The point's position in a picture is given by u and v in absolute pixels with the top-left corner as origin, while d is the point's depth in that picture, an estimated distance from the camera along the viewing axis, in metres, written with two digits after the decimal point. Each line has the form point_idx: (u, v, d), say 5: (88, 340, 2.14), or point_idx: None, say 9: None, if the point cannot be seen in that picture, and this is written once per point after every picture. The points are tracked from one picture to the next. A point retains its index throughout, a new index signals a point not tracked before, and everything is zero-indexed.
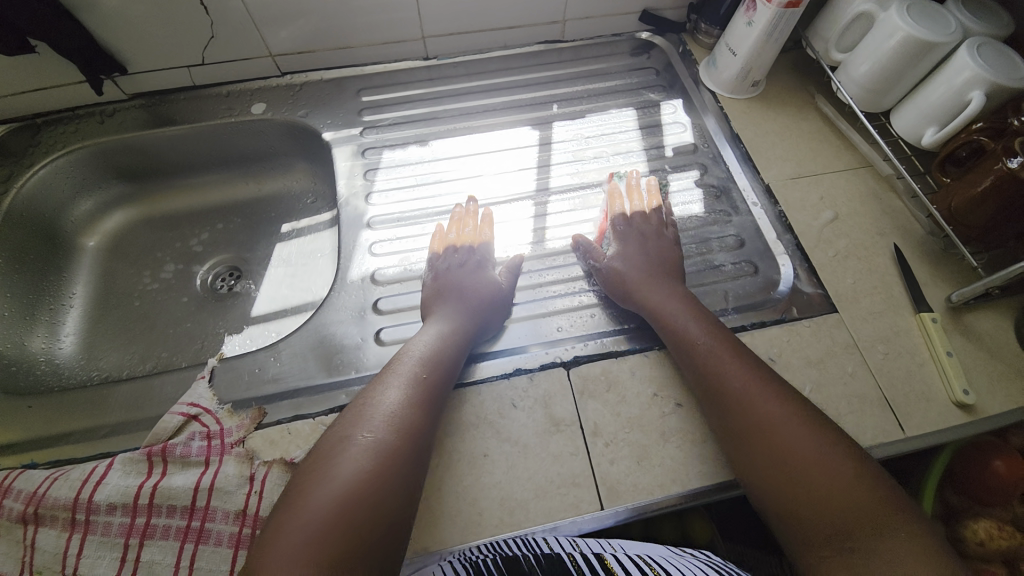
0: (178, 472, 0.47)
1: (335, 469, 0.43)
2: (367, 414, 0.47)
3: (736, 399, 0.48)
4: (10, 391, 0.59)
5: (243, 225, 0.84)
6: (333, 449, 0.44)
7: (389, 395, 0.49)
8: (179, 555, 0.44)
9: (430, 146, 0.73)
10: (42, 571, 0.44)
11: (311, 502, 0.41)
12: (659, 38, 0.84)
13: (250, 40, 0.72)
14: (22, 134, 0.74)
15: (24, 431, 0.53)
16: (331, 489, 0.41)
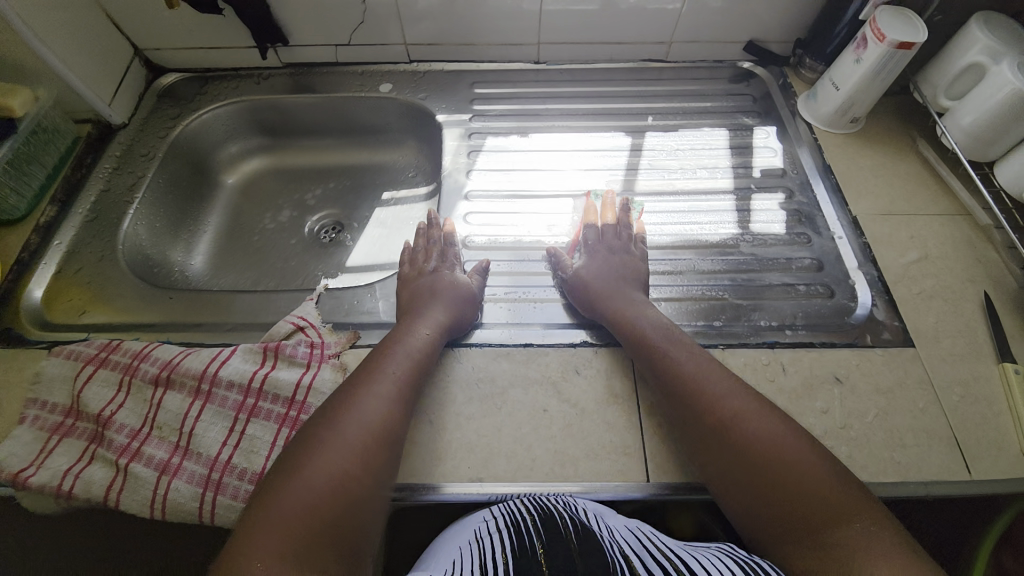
0: (284, 369, 0.55)
1: (361, 399, 0.50)
2: (384, 361, 0.54)
3: (705, 402, 0.50)
4: (157, 285, 0.71)
5: (351, 188, 0.94)
6: (356, 384, 0.51)
7: (399, 348, 0.55)
8: (275, 435, 0.51)
9: (529, 137, 0.80)
10: (164, 426, 0.52)
11: (342, 421, 0.48)
12: (760, 70, 0.88)
13: (392, 29, 0.83)
14: (193, 83, 0.88)
15: (164, 316, 0.63)
16: (357, 415, 0.48)
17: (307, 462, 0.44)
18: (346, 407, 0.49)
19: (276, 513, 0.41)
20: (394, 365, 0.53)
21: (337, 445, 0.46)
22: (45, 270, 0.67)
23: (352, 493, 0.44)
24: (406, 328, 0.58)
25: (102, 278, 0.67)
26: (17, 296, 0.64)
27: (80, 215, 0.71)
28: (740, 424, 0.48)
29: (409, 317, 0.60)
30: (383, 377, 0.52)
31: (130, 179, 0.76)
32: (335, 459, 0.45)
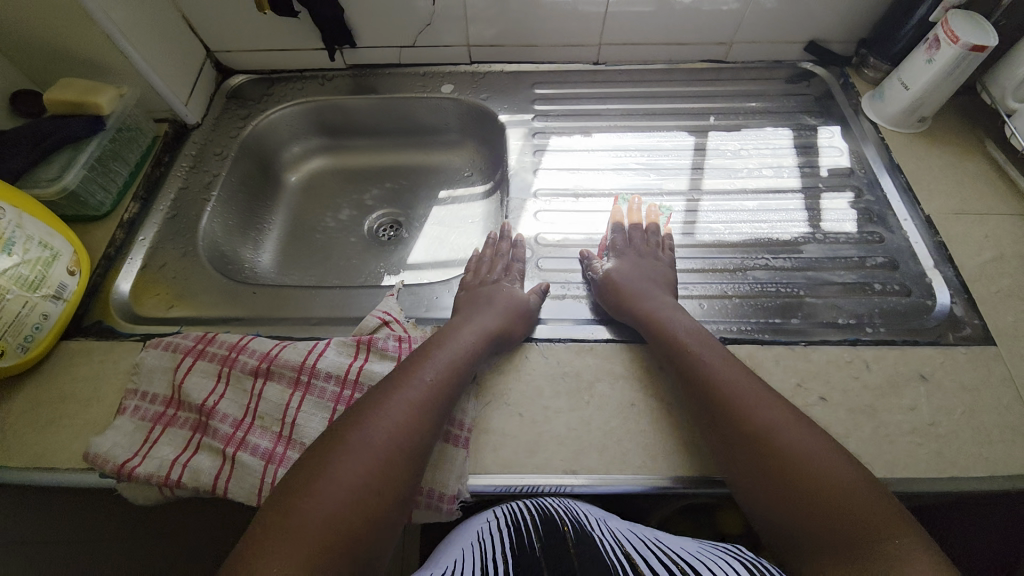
0: (377, 361, 0.56)
1: (394, 405, 0.49)
2: (421, 364, 0.53)
3: (719, 396, 0.51)
4: (234, 280, 0.73)
5: (408, 188, 0.96)
6: (391, 388, 0.50)
7: (440, 354, 0.55)
8: None
9: (593, 137, 0.81)
10: (266, 416, 0.53)
11: (370, 427, 0.47)
12: (820, 69, 0.88)
13: (456, 31, 0.85)
14: (260, 85, 0.90)
15: (250, 311, 0.65)
16: (388, 421, 0.47)
17: (331, 467, 0.44)
18: (376, 412, 0.48)
19: (298, 517, 0.41)
20: (432, 370, 0.53)
21: (365, 452, 0.45)
22: (132, 266, 0.68)
23: (375, 501, 0.43)
24: (450, 334, 0.57)
25: (187, 273, 0.69)
26: (106, 290, 0.66)
27: (161, 212, 0.74)
28: (754, 420, 0.49)
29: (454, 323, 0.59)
30: (418, 383, 0.51)
31: (206, 178, 0.78)
32: (357, 465, 0.44)
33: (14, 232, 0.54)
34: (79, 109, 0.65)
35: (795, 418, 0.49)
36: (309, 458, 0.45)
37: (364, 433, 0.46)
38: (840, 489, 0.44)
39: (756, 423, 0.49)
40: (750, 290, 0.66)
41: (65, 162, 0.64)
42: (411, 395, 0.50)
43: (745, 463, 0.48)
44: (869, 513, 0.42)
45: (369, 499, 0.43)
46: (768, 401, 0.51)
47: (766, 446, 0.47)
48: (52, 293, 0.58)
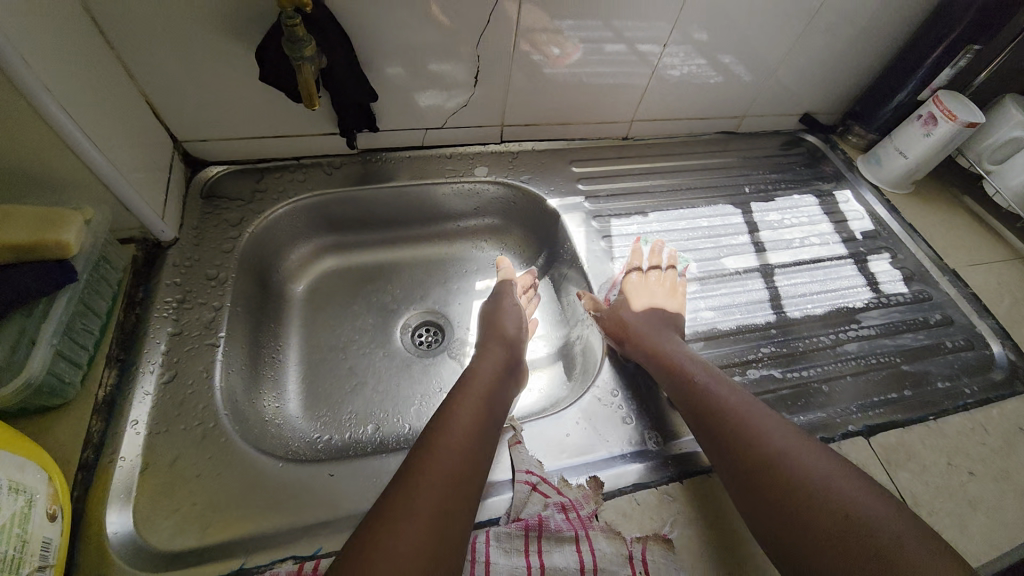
0: (555, 549, 0.44)
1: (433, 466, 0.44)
2: (450, 419, 0.49)
3: (742, 442, 0.49)
4: (272, 451, 0.55)
5: (438, 282, 0.83)
6: (420, 451, 0.46)
7: (467, 404, 0.52)
8: None
9: (651, 217, 0.79)
10: None
11: (414, 495, 0.42)
12: (812, 137, 0.97)
13: (492, 111, 0.76)
14: (245, 179, 0.72)
15: (336, 506, 0.47)
16: (427, 483, 0.43)
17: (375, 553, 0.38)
18: (417, 476, 0.43)
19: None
20: (459, 423, 0.49)
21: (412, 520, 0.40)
22: (129, 471, 0.47)
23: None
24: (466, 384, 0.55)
25: (220, 460, 0.49)
26: (96, 523, 0.43)
27: (154, 375, 0.53)
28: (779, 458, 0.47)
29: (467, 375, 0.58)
30: (449, 438, 0.47)
31: (203, 313, 0.59)
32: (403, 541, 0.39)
33: None
34: (34, 252, 0.44)
35: (817, 456, 0.47)
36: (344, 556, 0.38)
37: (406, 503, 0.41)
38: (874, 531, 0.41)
39: (788, 464, 0.46)
40: (859, 366, 0.66)
41: (13, 337, 0.42)
42: (453, 449, 0.46)
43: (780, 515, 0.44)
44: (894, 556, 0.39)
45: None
46: (786, 429, 0.50)
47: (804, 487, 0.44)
48: (33, 565, 0.36)
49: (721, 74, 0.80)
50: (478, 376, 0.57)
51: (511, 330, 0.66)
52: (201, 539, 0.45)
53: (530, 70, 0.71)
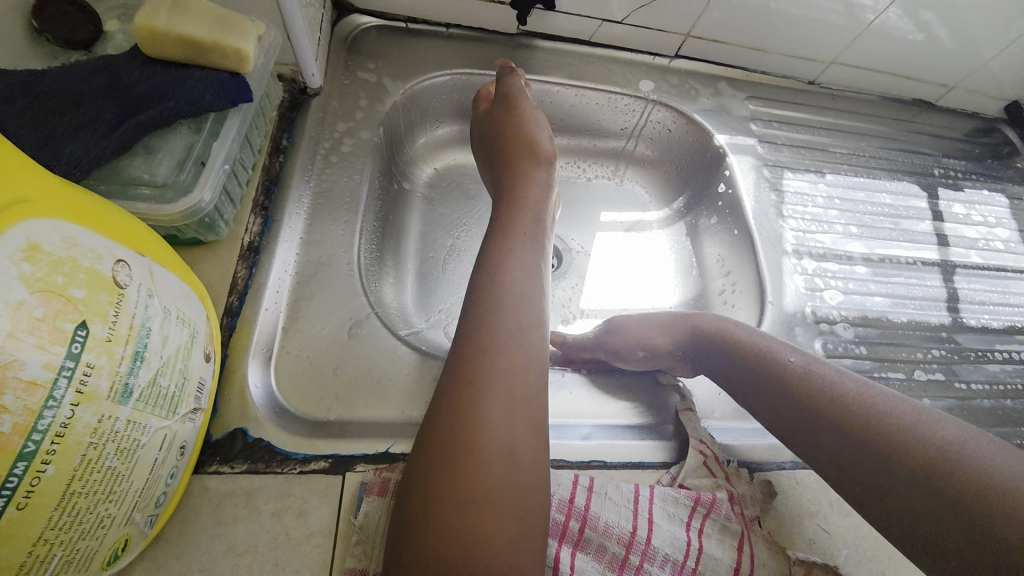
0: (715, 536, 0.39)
1: (510, 324, 0.38)
2: (512, 265, 0.41)
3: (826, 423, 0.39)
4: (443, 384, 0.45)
5: (565, 200, 0.74)
6: (494, 314, 0.38)
7: (522, 218, 0.46)
8: None
9: (827, 178, 0.68)
10: None
11: (497, 348, 0.36)
12: (1012, 130, 0.83)
13: (683, 16, 0.64)
14: (389, 37, 0.63)
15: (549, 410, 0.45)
16: (514, 275, 0.41)
17: (483, 402, 0.34)
18: (504, 339, 0.37)
19: (453, 505, 0.31)
20: (523, 275, 0.41)
21: (513, 401, 0.34)
22: (269, 328, 0.43)
23: (529, 480, 0.33)
24: (527, 207, 0.47)
25: (361, 340, 0.45)
26: (236, 370, 0.40)
27: (297, 233, 0.48)
28: (822, 396, 0.40)
29: (530, 200, 0.48)
30: (513, 294, 0.39)
31: (342, 177, 0.53)
32: (514, 422, 0.34)
33: (147, 312, 0.28)
34: (208, 57, 0.37)
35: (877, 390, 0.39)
36: (439, 403, 0.35)
37: (492, 366, 0.35)
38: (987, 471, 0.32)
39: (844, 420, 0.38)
40: None
41: (179, 153, 0.37)
42: (524, 301, 0.39)
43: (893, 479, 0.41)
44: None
45: (523, 469, 0.33)
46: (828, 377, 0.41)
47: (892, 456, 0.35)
48: (192, 405, 0.33)
49: (955, 32, 0.66)
50: (532, 184, 0.50)
51: (545, 143, 0.52)
52: (333, 413, 0.41)
53: None
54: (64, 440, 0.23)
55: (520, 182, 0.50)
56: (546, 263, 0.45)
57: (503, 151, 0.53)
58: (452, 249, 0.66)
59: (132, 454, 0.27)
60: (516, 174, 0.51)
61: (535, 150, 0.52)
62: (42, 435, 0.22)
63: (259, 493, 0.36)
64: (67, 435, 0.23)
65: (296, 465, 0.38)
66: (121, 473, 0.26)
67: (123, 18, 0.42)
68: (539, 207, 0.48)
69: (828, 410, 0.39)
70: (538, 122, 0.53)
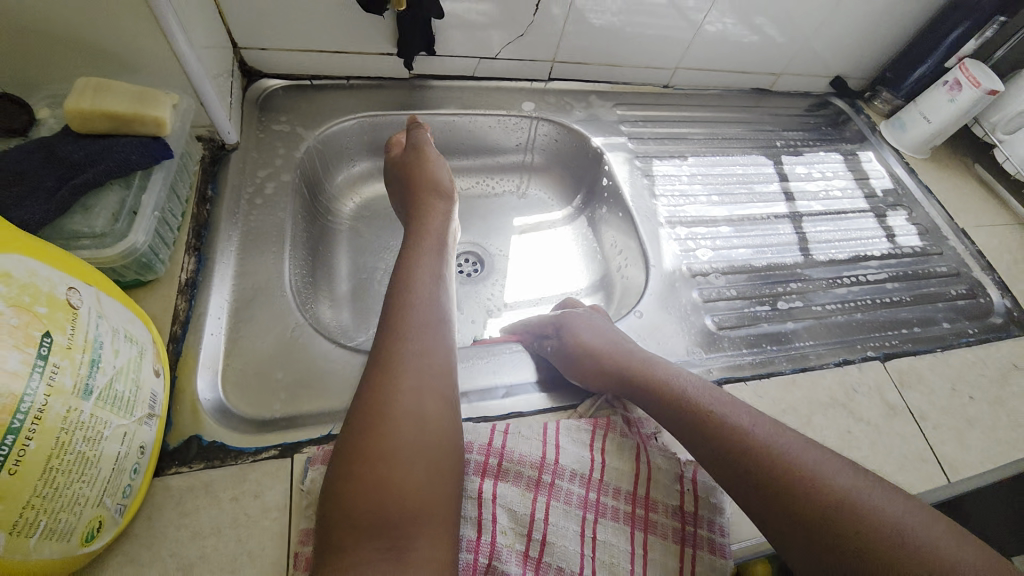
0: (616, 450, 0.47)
1: (420, 320, 0.46)
2: (420, 273, 0.51)
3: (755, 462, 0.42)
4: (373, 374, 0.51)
5: (479, 213, 0.85)
6: (404, 313, 0.46)
7: (427, 241, 0.56)
8: (632, 542, 0.44)
9: (689, 161, 0.82)
10: (507, 532, 0.42)
11: (410, 338, 0.44)
12: (838, 101, 1.00)
13: (545, 45, 0.77)
14: (297, 93, 0.72)
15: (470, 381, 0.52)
16: (421, 281, 0.50)
17: (397, 379, 0.41)
18: (418, 329, 0.45)
19: (372, 465, 0.37)
20: (429, 281, 0.50)
21: (420, 382, 0.42)
22: (213, 349, 0.49)
23: (439, 443, 0.40)
24: (428, 235, 0.57)
25: (297, 348, 0.52)
26: (184, 387, 0.46)
27: (229, 267, 0.54)
28: (727, 435, 0.43)
29: (432, 228, 0.59)
30: (423, 295, 0.48)
31: (266, 215, 0.60)
32: (422, 397, 0.41)
33: (99, 329, 0.35)
34: (131, 126, 0.45)
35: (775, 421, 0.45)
36: (365, 383, 0.42)
37: (403, 353, 0.43)
38: (857, 500, 0.38)
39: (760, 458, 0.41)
40: (875, 301, 0.72)
41: (113, 207, 0.43)
42: (432, 300, 0.48)
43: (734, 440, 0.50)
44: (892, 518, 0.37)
45: (432, 434, 0.40)
46: (740, 412, 0.45)
47: (784, 487, 0.40)
48: (146, 411, 0.39)
49: (762, 31, 0.83)
50: (432, 215, 0.60)
51: (446, 180, 0.63)
52: (278, 411, 0.47)
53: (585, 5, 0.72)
54: (42, 422, 0.29)
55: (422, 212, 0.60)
56: (449, 270, 0.55)
57: (414, 193, 0.62)
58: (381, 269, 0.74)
59: (97, 443, 0.33)
60: (420, 208, 0.61)
61: (437, 184, 0.62)
62: (24, 414, 0.28)
63: (216, 483, 0.41)
64: (44, 418, 0.29)
65: (248, 456, 0.43)
66: (89, 458, 0.32)
67: (50, 104, 0.49)
68: (440, 231, 0.59)
69: (741, 449, 0.42)
70: (440, 160, 0.63)
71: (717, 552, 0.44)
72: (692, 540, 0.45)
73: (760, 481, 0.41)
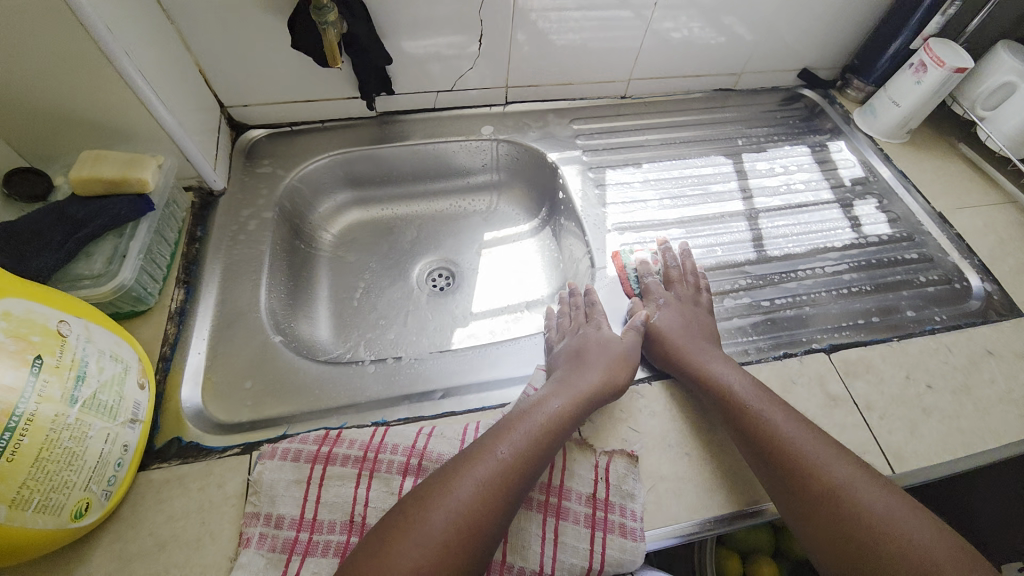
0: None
1: (520, 429, 0.50)
2: (552, 398, 0.54)
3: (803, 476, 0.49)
4: (328, 380, 0.59)
5: (450, 231, 0.93)
6: (509, 422, 0.51)
7: (581, 370, 0.57)
8: (544, 526, 0.50)
9: (644, 167, 0.85)
10: None
11: (498, 446, 0.49)
12: (809, 92, 1.00)
13: (496, 73, 0.84)
14: (278, 139, 0.83)
15: (413, 385, 0.59)
16: (549, 403, 0.53)
17: (463, 475, 0.46)
18: (507, 437, 0.50)
19: (387, 567, 0.41)
20: (561, 402, 0.54)
21: (480, 483, 0.46)
22: (195, 365, 0.58)
23: (450, 564, 0.43)
24: (579, 369, 0.58)
25: (266, 362, 0.60)
26: (170, 397, 0.55)
27: (212, 294, 0.64)
28: (809, 473, 0.49)
29: (592, 362, 0.58)
30: (533, 413, 0.52)
31: (246, 249, 0.70)
32: (470, 495, 0.45)
33: (85, 351, 0.44)
34: (121, 188, 0.55)
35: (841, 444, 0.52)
36: (439, 470, 0.48)
37: (481, 457, 0.48)
38: (908, 544, 0.44)
39: (814, 487, 0.49)
40: (831, 293, 0.71)
41: (108, 253, 0.54)
42: (539, 416, 0.52)
43: (695, 430, 0.56)
44: (878, 517, 0.46)
45: (447, 554, 0.43)
46: (801, 420, 0.53)
47: (826, 501, 0.48)
48: (129, 416, 0.47)
49: (710, 35, 0.85)
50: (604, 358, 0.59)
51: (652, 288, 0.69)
52: (245, 416, 0.56)
53: (526, 33, 0.78)
54: (33, 423, 0.38)
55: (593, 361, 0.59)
56: (580, 414, 0.54)
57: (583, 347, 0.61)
58: (359, 289, 0.83)
59: (83, 440, 0.42)
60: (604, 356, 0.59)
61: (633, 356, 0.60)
62: (19, 417, 0.37)
63: (188, 476, 0.50)
64: (35, 419, 0.38)
65: (215, 453, 0.52)
66: (75, 451, 0.41)
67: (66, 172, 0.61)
68: (585, 379, 0.56)
69: (814, 488, 0.49)
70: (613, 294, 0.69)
71: (625, 536, 0.49)
72: (603, 525, 0.50)
73: (805, 504, 0.48)
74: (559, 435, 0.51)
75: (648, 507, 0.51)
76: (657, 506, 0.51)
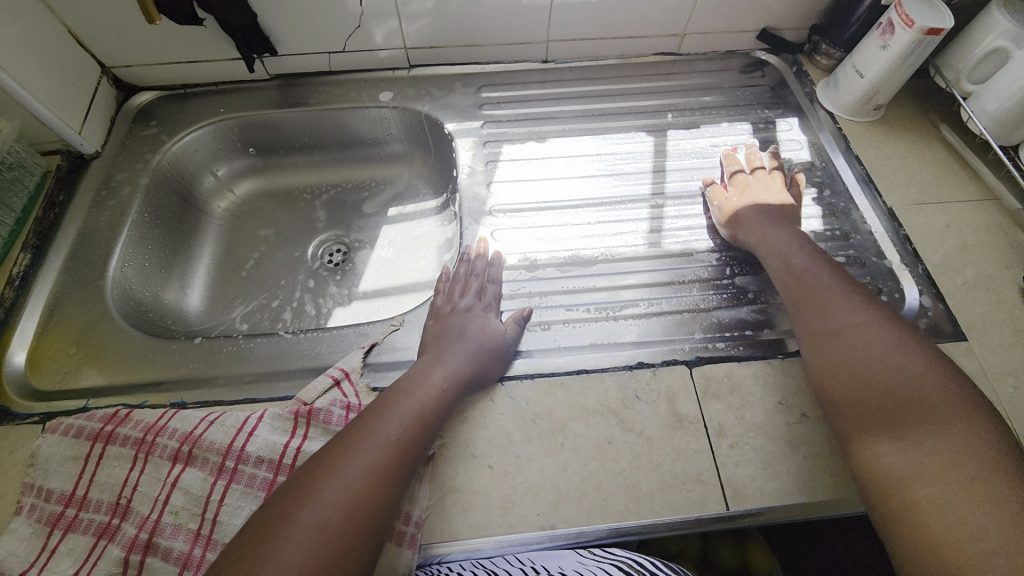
0: (319, 437, 0.49)
1: (370, 438, 0.45)
2: (403, 398, 0.49)
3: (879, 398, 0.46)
4: (148, 354, 0.58)
5: (352, 205, 0.87)
6: (358, 429, 0.46)
7: (445, 359, 0.54)
8: None
9: (547, 143, 0.76)
10: (180, 512, 0.46)
11: (346, 458, 0.43)
12: (773, 58, 0.85)
13: (390, 33, 0.77)
14: (167, 102, 0.80)
15: (227, 367, 0.57)
16: (397, 399, 0.49)
17: (307, 498, 0.40)
18: (358, 444, 0.44)
19: (277, 554, 0.36)
20: (412, 402, 0.49)
21: (331, 508, 0.39)
22: (26, 328, 0.59)
23: (376, 503, 0.42)
24: (445, 356, 0.54)
25: (94, 331, 0.60)
26: None
27: (58, 260, 0.65)
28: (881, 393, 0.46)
29: (463, 345, 0.55)
30: (389, 418, 0.47)
31: (104, 217, 0.69)
32: (320, 521, 0.39)
33: None
34: None
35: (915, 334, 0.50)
36: (280, 492, 0.41)
37: (329, 472, 0.42)
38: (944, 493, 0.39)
39: (894, 406, 0.45)
40: (724, 298, 0.62)
41: None
42: (392, 421, 0.47)
43: (502, 442, 0.51)
44: (929, 419, 0.43)
45: (345, 537, 0.39)
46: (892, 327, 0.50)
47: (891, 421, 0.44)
48: None
49: None
50: (471, 340, 0.56)
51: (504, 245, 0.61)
52: (58, 385, 0.56)
53: None
54: None
55: (462, 342, 0.56)
56: (444, 404, 0.50)
57: (448, 331, 0.58)
58: (243, 259, 0.80)
59: None
60: (470, 338, 0.56)
61: (499, 344, 0.57)
62: None
63: None
64: None
65: (15, 420, 0.52)
66: None
67: None
68: (450, 363, 0.53)
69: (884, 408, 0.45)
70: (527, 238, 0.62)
71: (392, 538, 0.45)
72: None
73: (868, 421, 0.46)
74: (413, 441, 0.47)
75: (429, 516, 0.47)
76: (437, 521, 0.47)
